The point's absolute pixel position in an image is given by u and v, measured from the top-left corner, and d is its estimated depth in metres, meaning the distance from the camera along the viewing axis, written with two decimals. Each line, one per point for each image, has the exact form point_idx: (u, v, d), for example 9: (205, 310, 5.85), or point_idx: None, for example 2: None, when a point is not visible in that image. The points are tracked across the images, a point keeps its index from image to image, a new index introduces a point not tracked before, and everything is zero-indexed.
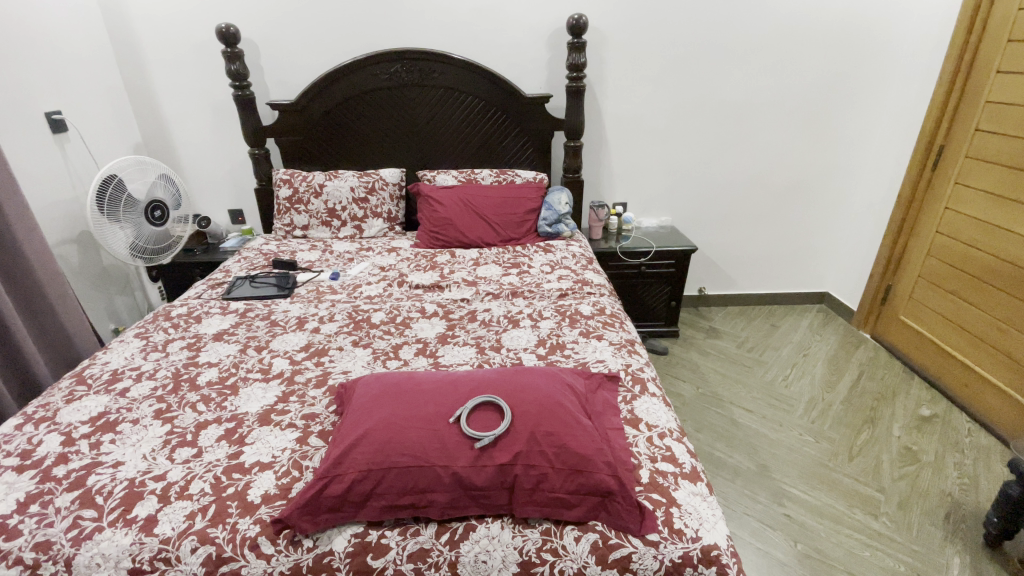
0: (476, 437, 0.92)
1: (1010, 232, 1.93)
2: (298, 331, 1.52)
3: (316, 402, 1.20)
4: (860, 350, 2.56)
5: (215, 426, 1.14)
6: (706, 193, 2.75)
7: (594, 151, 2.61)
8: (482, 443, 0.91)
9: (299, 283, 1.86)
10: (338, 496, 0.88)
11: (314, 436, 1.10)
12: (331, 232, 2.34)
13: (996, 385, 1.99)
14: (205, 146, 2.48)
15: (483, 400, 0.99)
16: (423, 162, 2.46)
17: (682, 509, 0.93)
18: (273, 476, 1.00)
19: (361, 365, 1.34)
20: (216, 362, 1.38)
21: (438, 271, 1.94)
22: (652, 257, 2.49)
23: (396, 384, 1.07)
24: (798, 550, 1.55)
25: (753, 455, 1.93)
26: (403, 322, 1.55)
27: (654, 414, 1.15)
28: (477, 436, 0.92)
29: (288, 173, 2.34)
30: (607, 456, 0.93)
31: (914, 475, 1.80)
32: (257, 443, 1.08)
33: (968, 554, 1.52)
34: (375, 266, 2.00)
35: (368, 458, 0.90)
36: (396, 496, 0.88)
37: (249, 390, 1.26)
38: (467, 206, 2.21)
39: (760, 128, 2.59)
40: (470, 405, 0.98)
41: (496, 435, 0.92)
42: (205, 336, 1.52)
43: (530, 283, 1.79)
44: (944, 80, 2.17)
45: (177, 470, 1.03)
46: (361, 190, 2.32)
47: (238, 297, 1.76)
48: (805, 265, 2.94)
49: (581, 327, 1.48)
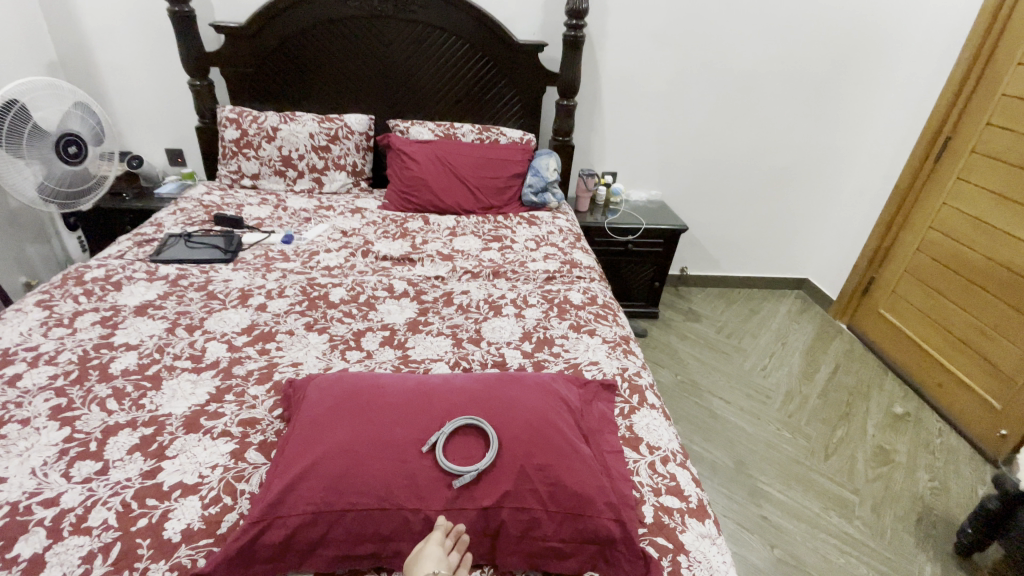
0: (453, 472, 0.75)
1: (1009, 236, 1.86)
2: (240, 307, 1.29)
3: (257, 403, 1.00)
4: (836, 340, 2.53)
5: (128, 433, 0.93)
6: (701, 169, 2.58)
7: (586, 111, 2.37)
8: (461, 480, 0.75)
9: (245, 246, 1.60)
10: (278, 544, 0.70)
11: (252, 450, 0.90)
12: (286, 185, 2.05)
13: (972, 387, 1.97)
14: (136, 72, 2.09)
15: (463, 422, 0.82)
16: (396, 111, 2.17)
17: (690, 557, 0.80)
18: (198, 503, 0.81)
19: (314, 357, 1.13)
20: (136, 344, 1.15)
21: (408, 240, 1.71)
22: (640, 235, 2.33)
23: (355, 392, 0.88)
24: (774, 556, 1.50)
25: (731, 450, 1.86)
26: (367, 302, 1.34)
27: (655, 433, 1.01)
28: (455, 471, 0.75)
29: (236, 111, 2.01)
30: (610, 495, 0.79)
31: (887, 477, 1.78)
32: (181, 457, 0.88)
33: (939, 562, 1.50)
34: (336, 230, 1.75)
35: (318, 496, 0.72)
36: (352, 545, 0.71)
37: (174, 383, 1.04)
38: (444, 166, 1.96)
39: (763, 101, 2.42)
40: (448, 428, 0.80)
41: (479, 470, 0.75)
42: (126, 309, 1.27)
43: (514, 261, 1.59)
44: (961, 68, 2.02)
45: (74, 493, 0.82)
46: (322, 138, 2.02)
47: (170, 261, 1.50)
48: (789, 250, 2.86)
49: (571, 320, 1.31)
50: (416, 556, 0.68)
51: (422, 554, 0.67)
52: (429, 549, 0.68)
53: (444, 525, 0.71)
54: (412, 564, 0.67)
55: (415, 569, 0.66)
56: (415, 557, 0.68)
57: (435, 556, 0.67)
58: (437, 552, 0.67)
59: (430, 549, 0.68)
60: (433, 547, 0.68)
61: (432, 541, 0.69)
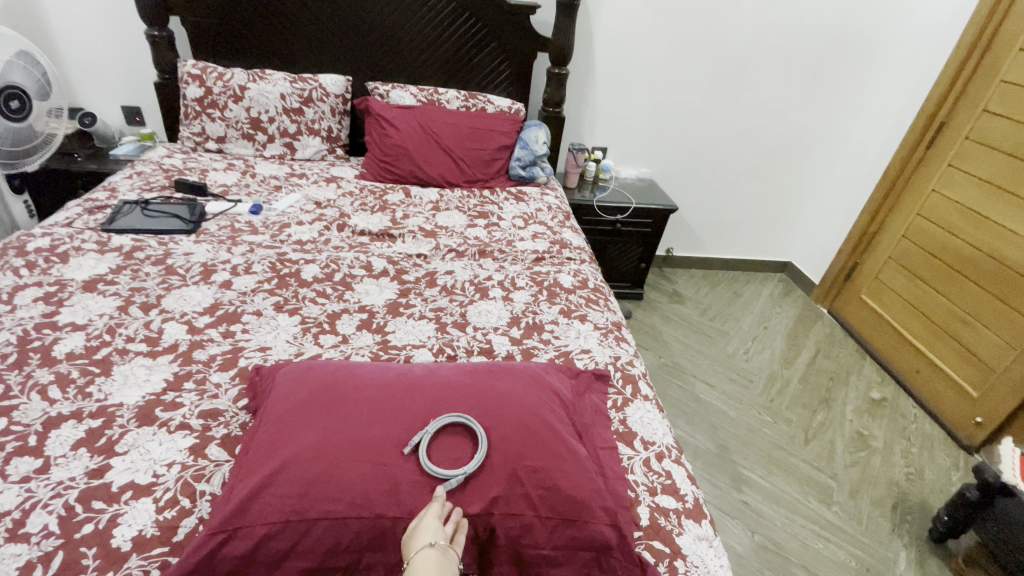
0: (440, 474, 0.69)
1: (996, 224, 1.86)
2: (202, 284, 1.18)
3: (221, 393, 0.91)
4: (818, 324, 2.54)
5: (72, 425, 0.83)
6: (692, 147, 2.51)
7: (578, 81, 2.26)
8: (450, 482, 0.69)
9: (209, 216, 1.48)
10: (242, 557, 0.63)
11: (214, 446, 0.82)
12: (255, 149, 1.90)
13: (949, 375, 2.00)
14: (85, 17, 1.88)
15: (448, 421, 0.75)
16: (375, 73, 2.02)
17: (688, 562, 0.76)
18: (152, 506, 0.73)
19: (284, 341, 1.04)
20: (84, 324, 1.03)
21: (388, 213, 1.61)
22: (629, 214, 2.27)
23: (329, 384, 0.80)
24: (755, 542, 1.50)
25: (713, 434, 1.86)
26: (343, 282, 1.25)
27: (650, 427, 0.97)
28: (441, 475, 0.69)
29: (199, 66, 1.84)
30: (606, 499, 0.74)
31: (864, 462, 1.80)
32: (133, 453, 0.80)
33: (914, 548, 1.53)
34: (309, 200, 1.63)
35: (288, 504, 0.65)
36: (325, 557, 0.64)
37: (127, 369, 0.95)
38: (427, 135, 1.84)
39: (759, 78, 2.34)
40: (431, 428, 0.73)
41: (466, 474, 0.69)
42: (73, 284, 1.14)
43: (501, 240, 1.51)
44: (960, 51, 1.97)
45: (9, 494, 0.73)
46: (294, 99, 1.87)
47: (124, 230, 1.36)
48: (775, 232, 2.84)
49: (561, 304, 1.24)
50: (413, 529, 0.64)
51: (418, 528, 0.63)
52: (426, 521, 0.64)
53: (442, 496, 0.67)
54: (408, 537, 0.63)
55: (411, 542, 0.62)
56: (411, 530, 0.63)
57: (432, 529, 0.63)
58: (434, 525, 0.63)
59: (426, 521, 0.63)
60: (430, 519, 0.64)
61: (429, 513, 0.64)
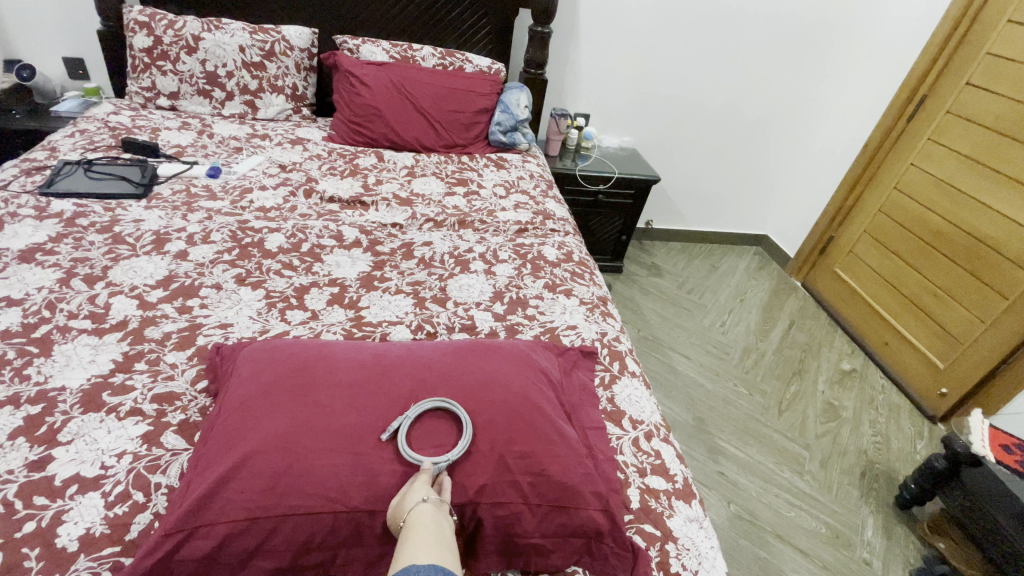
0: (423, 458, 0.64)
1: (972, 200, 1.88)
2: (155, 254, 1.08)
3: (178, 374, 0.83)
4: (792, 297, 2.57)
5: (7, 413, 0.74)
6: (676, 115, 2.45)
7: (562, 42, 2.15)
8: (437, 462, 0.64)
9: (162, 179, 1.35)
10: (202, 560, 0.57)
11: (170, 433, 0.75)
12: (212, 107, 1.75)
13: (918, 347, 2.05)
14: None
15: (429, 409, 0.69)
16: (344, 26, 1.87)
17: (679, 545, 0.73)
18: (102, 501, 0.66)
19: (247, 318, 0.96)
20: (20, 299, 0.93)
21: (360, 179, 1.51)
22: (612, 184, 2.21)
23: (298, 366, 0.73)
24: (731, 512, 1.52)
25: (691, 406, 1.87)
26: (312, 253, 1.16)
27: (637, 406, 0.93)
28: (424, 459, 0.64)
29: (146, 12, 1.66)
30: (597, 483, 0.70)
31: (835, 432, 1.84)
32: (78, 443, 0.72)
33: (880, 514, 1.58)
34: (273, 164, 1.51)
35: (253, 499, 0.59)
36: (297, 554, 0.59)
37: (71, 348, 0.85)
38: (401, 95, 1.73)
39: (745, 44, 2.28)
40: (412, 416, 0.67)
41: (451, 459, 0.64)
42: (8, 253, 1.03)
43: (481, 209, 1.43)
44: (947, 23, 1.94)
45: None
46: (254, 53, 1.71)
47: (66, 194, 1.23)
48: (753, 205, 2.83)
49: (545, 278, 1.19)
50: (403, 492, 0.61)
51: (407, 490, 0.60)
52: (418, 481, 0.61)
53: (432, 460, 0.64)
54: (399, 500, 0.60)
55: (403, 502, 0.59)
56: (401, 494, 0.61)
57: (424, 488, 0.60)
58: (426, 486, 0.61)
59: (417, 481, 0.61)
60: (420, 479, 0.61)
61: (418, 476, 0.62)
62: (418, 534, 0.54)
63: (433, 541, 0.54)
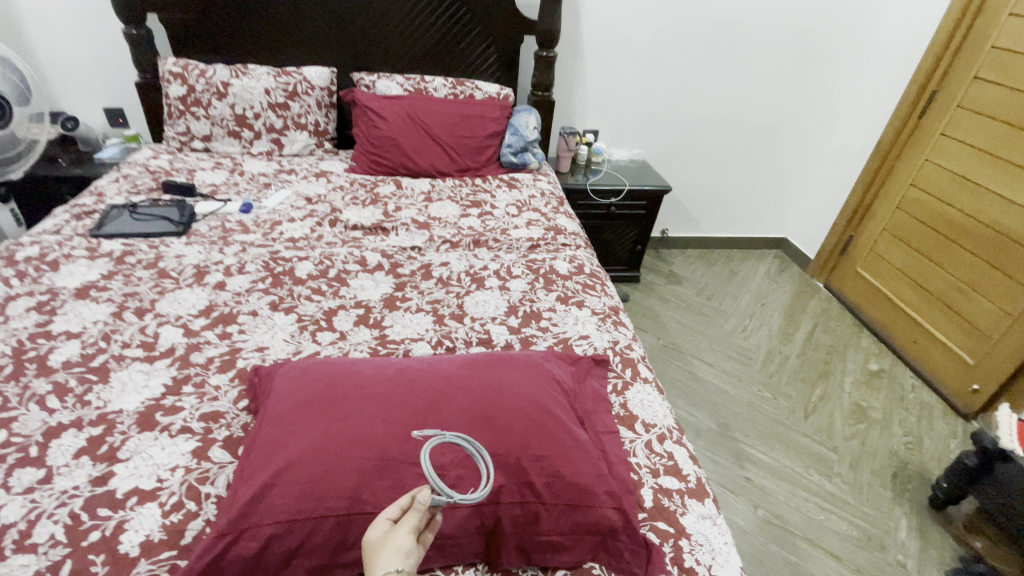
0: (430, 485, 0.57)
1: (990, 193, 1.86)
2: (196, 286, 1.18)
3: (221, 395, 0.91)
4: (815, 299, 2.55)
5: (73, 434, 0.83)
6: (684, 125, 2.49)
7: (567, 64, 2.23)
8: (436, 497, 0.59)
9: (199, 217, 1.46)
10: (249, 559, 0.63)
11: (217, 448, 0.82)
12: (242, 147, 1.87)
13: (946, 344, 2.01)
14: (60, 19, 1.84)
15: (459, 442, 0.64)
16: (360, 63, 1.99)
17: (692, 541, 0.77)
18: (158, 511, 0.73)
19: (282, 341, 1.04)
20: (78, 332, 1.03)
21: (380, 207, 1.59)
22: (623, 197, 2.26)
23: (330, 384, 0.79)
24: (758, 517, 1.52)
25: (714, 413, 1.87)
26: (338, 277, 1.24)
27: (650, 410, 0.97)
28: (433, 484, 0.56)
29: (180, 63, 1.81)
30: (609, 483, 0.75)
31: (864, 434, 1.82)
32: (135, 460, 0.80)
33: (914, 515, 1.55)
34: (300, 196, 1.61)
35: (292, 504, 0.65)
36: (333, 553, 0.65)
37: (125, 375, 0.94)
38: (416, 125, 1.82)
39: (749, 52, 2.31)
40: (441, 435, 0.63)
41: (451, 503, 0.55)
42: (65, 291, 1.13)
43: (495, 229, 1.50)
44: (950, 19, 1.95)
45: (14, 505, 0.73)
46: (279, 94, 1.84)
47: (114, 235, 1.35)
48: (769, 209, 2.83)
49: (558, 291, 1.24)
50: (384, 534, 0.55)
51: (389, 541, 0.54)
52: (403, 531, 0.55)
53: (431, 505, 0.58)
54: (377, 542, 0.54)
55: (380, 550, 0.53)
56: (380, 535, 0.55)
57: (409, 543, 0.54)
58: (408, 542, 0.54)
59: (400, 538, 0.54)
60: (407, 531, 0.55)
61: (406, 526, 0.55)
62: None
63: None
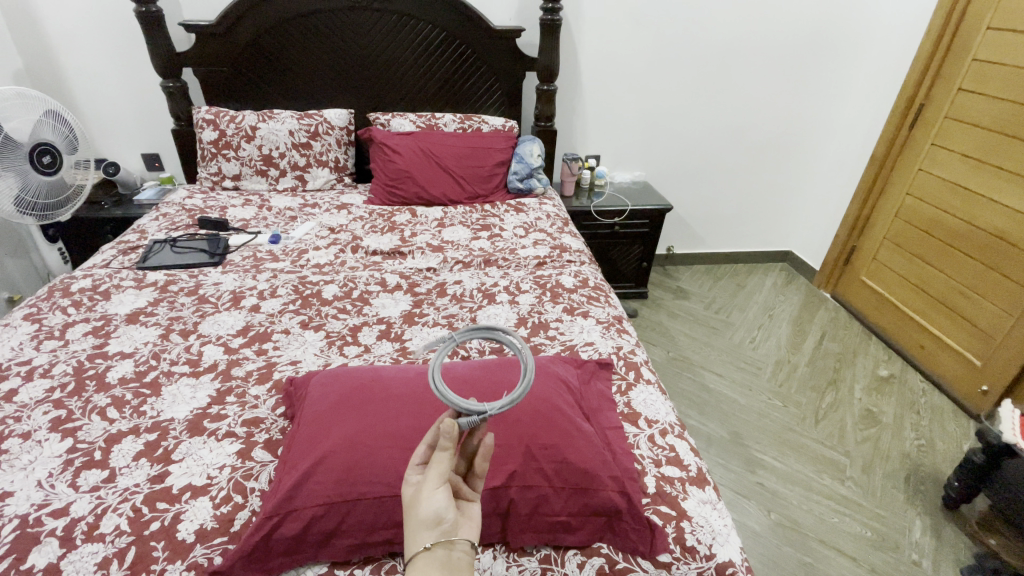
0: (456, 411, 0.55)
1: (983, 198, 1.92)
2: (233, 309, 1.29)
3: (260, 403, 1.01)
4: (822, 309, 2.59)
5: (132, 440, 0.93)
6: (683, 147, 2.60)
7: (567, 95, 2.38)
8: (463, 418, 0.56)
9: (232, 248, 1.59)
10: (294, 537, 0.72)
11: (259, 448, 0.91)
12: (268, 184, 2.03)
13: (953, 347, 2.04)
14: (106, 76, 2.03)
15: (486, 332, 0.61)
16: (375, 104, 2.15)
17: (693, 523, 0.83)
18: (209, 503, 0.82)
19: (313, 354, 1.14)
20: (131, 352, 1.14)
21: (397, 233, 1.71)
22: (627, 216, 2.36)
23: (359, 387, 0.89)
24: (771, 520, 1.55)
25: (725, 422, 1.91)
26: (361, 298, 1.35)
27: (652, 407, 1.04)
28: (456, 408, 0.55)
29: (212, 111, 1.98)
30: (613, 469, 0.82)
31: (876, 437, 1.84)
32: (187, 461, 0.89)
33: (928, 516, 1.57)
34: (323, 227, 1.74)
35: (330, 488, 0.74)
36: (366, 533, 0.73)
37: (174, 388, 1.04)
38: (428, 157, 1.96)
39: (741, 76, 2.43)
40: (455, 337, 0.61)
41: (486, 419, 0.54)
42: (117, 318, 1.25)
43: (504, 249, 1.60)
44: (931, 36, 2.05)
45: (83, 502, 0.82)
46: (302, 135, 1.99)
47: (157, 267, 1.48)
48: (772, 223, 2.90)
49: (564, 303, 1.33)
50: (415, 491, 0.55)
51: (417, 508, 0.54)
52: (429, 491, 0.54)
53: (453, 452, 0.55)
54: (411, 499, 0.55)
55: (413, 514, 0.54)
56: (413, 493, 0.55)
57: (438, 503, 0.54)
58: (433, 510, 0.53)
59: (423, 508, 0.53)
60: (434, 491, 0.54)
61: (429, 489, 0.54)
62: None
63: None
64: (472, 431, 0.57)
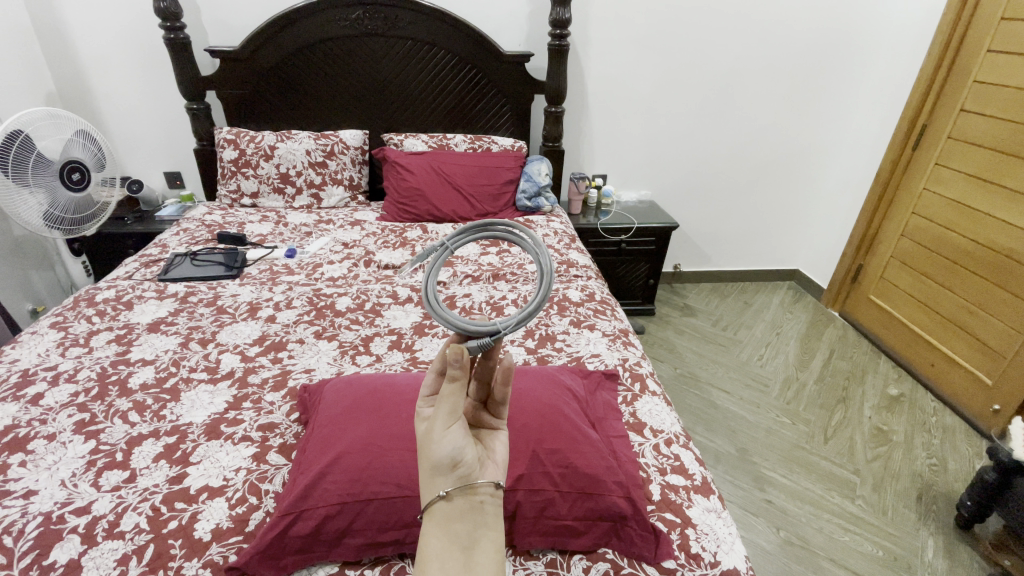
0: (462, 332, 0.61)
1: (989, 217, 1.93)
2: (250, 320, 1.33)
3: (275, 409, 1.04)
4: (830, 327, 2.58)
5: (152, 442, 0.96)
6: (689, 166, 2.65)
7: (575, 116, 2.44)
8: (473, 341, 0.60)
9: (249, 261, 1.65)
10: (306, 536, 0.74)
11: (273, 452, 0.94)
12: (285, 201, 2.10)
13: (964, 366, 2.03)
14: (134, 99, 2.13)
15: (480, 231, 0.66)
16: (388, 125, 2.23)
17: (698, 530, 0.84)
18: (225, 504, 0.85)
19: (326, 363, 1.17)
20: (153, 359, 1.18)
21: (408, 248, 1.76)
22: (633, 234, 2.40)
23: (372, 393, 0.92)
24: (780, 538, 1.53)
25: (732, 438, 1.90)
26: (373, 309, 1.39)
27: (658, 417, 1.06)
28: (462, 327, 0.61)
29: (233, 132, 2.06)
30: (618, 475, 0.83)
31: (886, 456, 1.82)
32: (205, 463, 0.92)
33: (941, 536, 1.55)
34: (337, 241, 1.80)
35: (342, 488, 0.77)
36: (376, 532, 0.75)
37: (193, 394, 1.08)
38: (439, 175, 2.02)
39: (746, 98, 2.49)
40: (447, 243, 0.65)
41: (498, 337, 0.60)
42: (139, 327, 1.30)
43: (513, 264, 1.64)
44: (932, 60, 2.09)
45: (104, 501, 0.85)
46: (318, 154, 2.06)
47: (178, 279, 1.53)
48: (779, 241, 2.92)
49: (571, 316, 1.36)
50: (428, 431, 0.56)
51: (431, 451, 0.55)
52: (442, 432, 0.55)
53: (460, 384, 0.55)
54: (425, 440, 0.56)
55: (427, 454, 0.56)
56: (427, 430, 0.57)
57: (451, 446, 0.55)
58: (445, 454, 0.54)
59: (435, 450, 0.55)
60: (445, 433, 0.55)
61: (438, 427, 0.55)
62: (438, 537, 0.53)
63: (458, 544, 0.53)
64: (489, 355, 0.61)
